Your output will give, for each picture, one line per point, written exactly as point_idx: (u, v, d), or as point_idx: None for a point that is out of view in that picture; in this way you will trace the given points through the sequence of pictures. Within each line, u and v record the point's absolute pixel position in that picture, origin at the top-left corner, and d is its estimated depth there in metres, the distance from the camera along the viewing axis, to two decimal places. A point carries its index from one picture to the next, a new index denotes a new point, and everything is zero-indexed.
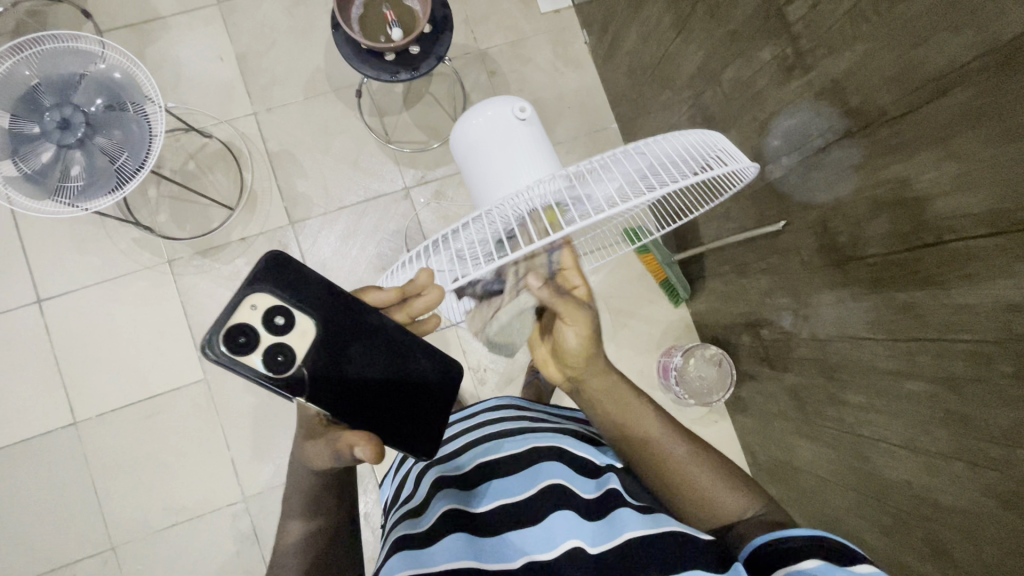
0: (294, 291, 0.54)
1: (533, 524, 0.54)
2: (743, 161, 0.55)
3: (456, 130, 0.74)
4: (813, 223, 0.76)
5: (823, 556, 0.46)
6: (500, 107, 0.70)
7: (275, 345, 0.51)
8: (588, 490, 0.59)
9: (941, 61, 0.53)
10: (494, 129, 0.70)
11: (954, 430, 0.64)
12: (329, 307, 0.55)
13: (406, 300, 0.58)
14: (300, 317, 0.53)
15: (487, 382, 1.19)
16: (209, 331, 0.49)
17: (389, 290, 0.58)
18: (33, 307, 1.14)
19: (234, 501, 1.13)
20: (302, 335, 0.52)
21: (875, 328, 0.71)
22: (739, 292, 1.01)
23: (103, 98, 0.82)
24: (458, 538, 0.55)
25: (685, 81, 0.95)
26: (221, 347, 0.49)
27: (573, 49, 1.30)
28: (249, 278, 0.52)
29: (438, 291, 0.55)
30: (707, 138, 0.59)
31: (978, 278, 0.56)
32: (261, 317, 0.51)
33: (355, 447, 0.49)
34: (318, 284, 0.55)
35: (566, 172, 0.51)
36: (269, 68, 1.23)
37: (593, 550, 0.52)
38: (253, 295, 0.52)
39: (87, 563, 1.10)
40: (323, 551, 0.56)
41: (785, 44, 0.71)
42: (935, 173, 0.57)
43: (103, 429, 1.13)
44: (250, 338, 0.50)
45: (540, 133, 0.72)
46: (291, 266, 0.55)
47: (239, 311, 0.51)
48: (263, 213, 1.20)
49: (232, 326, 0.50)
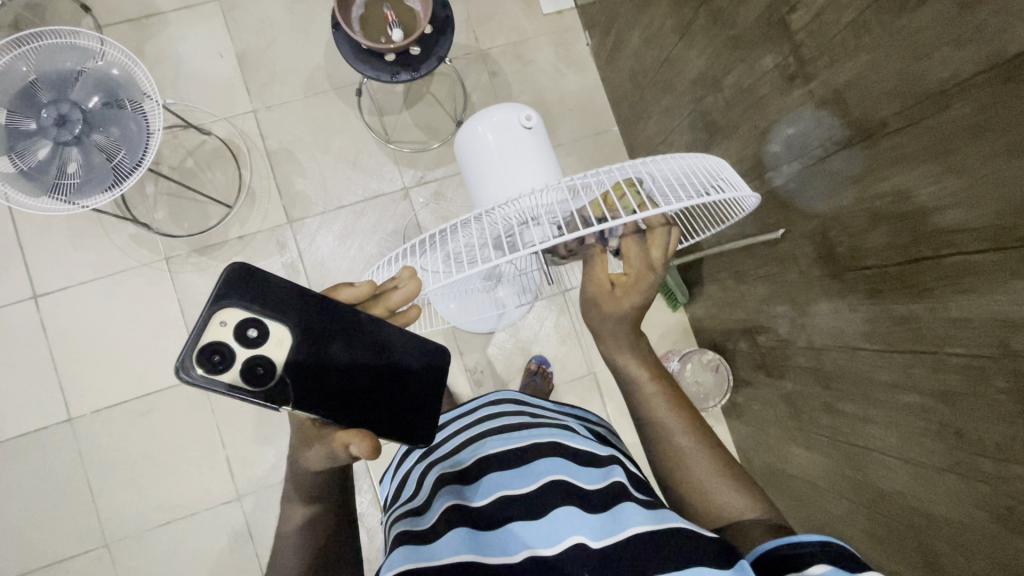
0: (260, 300, 0.53)
1: (537, 518, 0.54)
2: (744, 191, 0.54)
3: (460, 131, 0.73)
4: (812, 232, 0.76)
5: (830, 560, 0.45)
6: (506, 114, 0.70)
7: (253, 358, 0.51)
8: (591, 482, 0.59)
9: (943, 74, 0.53)
10: (501, 135, 0.70)
11: (948, 442, 0.64)
12: (302, 311, 0.54)
13: (381, 294, 0.57)
14: (273, 326, 0.52)
15: (484, 383, 1.19)
16: (183, 352, 0.49)
17: (362, 285, 0.56)
18: (29, 302, 1.14)
19: (229, 498, 1.13)
20: (278, 344, 0.52)
21: (870, 339, 0.71)
22: (736, 298, 1.01)
23: (100, 95, 0.81)
24: (460, 532, 0.55)
25: (687, 86, 0.95)
26: (197, 368, 0.49)
27: (576, 50, 1.29)
28: (213, 295, 0.51)
29: (415, 282, 0.55)
30: (714, 161, 0.57)
31: (975, 292, 0.56)
32: (232, 332, 0.51)
33: (350, 445, 0.48)
34: (286, 291, 0.54)
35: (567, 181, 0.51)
36: (269, 65, 1.22)
37: (595, 544, 0.51)
38: (221, 311, 0.51)
39: (81, 559, 1.10)
40: (321, 536, 0.55)
41: (787, 53, 0.71)
42: (934, 187, 0.56)
43: (97, 425, 1.13)
44: (225, 355, 0.50)
45: (543, 143, 0.72)
46: (256, 275, 0.53)
47: (209, 330, 0.50)
48: (261, 211, 1.19)
49: (205, 345, 0.50)
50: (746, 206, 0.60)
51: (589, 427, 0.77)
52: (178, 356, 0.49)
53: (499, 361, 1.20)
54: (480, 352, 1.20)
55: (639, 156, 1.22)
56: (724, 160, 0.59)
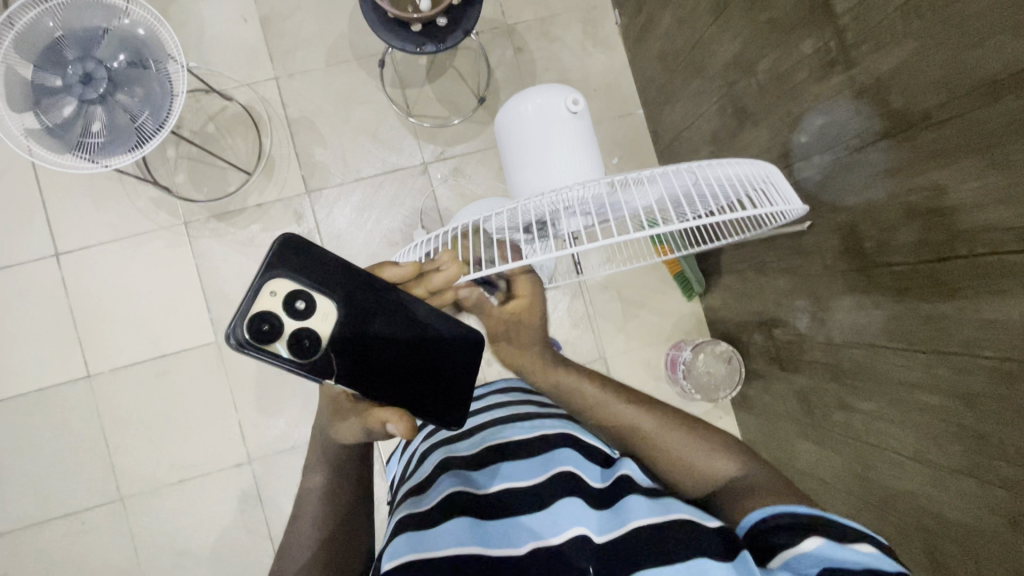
0: (309, 273, 0.53)
1: (541, 510, 0.55)
2: (792, 204, 0.54)
3: (505, 107, 0.72)
4: (839, 226, 0.74)
5: (823, 534, 0.48)
6: (555, 96, 0.68)
7: (299, 330, 0.51)
8: (597, 479, 0.60)
9: (996, 65, 0.51)
10: (545, 120, 0.68)
11: (966, 445, 0.63)
12: (347, 287, 0.53)
13: (425, 274, 0.55)
14: (319, 300, 0.52)
15: (494, 363, 1.19)
16: (234, 319, 0.50)
17: (405, 266, 0.54)
18: (51, 260, 1.15)
19: (240, 461, 1.15)
20: (323, 318, 0.52)
21: (893, 337, 0.70)
22: (755, 290, 1.00)
23: (126, 54, 0.81)
24: (462, 521, 0.55)
25: (718, 69, 0.92)
26: (246, 335, 0.50)
27: (604, 29, 1.26)
28: (264, 265, 0.51)
29: (456, 266, 0.52)
30: (763, 166, 0.56)
31: (1010, 294, 0.54)
32: (281, 304, 0.51)
33: (389, 423, 0.49)
34: (333, 265, 0.53)
35: (611, 178, 0.50)
36: (293, 31, 1.21)
37: (599, 539, 0.53)
38: (271, 281, 0.51)
39: (96, 511, 1.13)
40: (342, 508, 0.57)
41: (828, 37, 0.68)
42: (975, 183, 0.55)
43: (115, 384, 1.15)
44: (274, 326, 0.51)
45: (588, 129, 0.70)
46: (306, 247, 0.53)
47: (259, 299, 0.51)
48: (280, 180, 1.19)
49: (254, 315, 0.50)
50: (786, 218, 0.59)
51: None
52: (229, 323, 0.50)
53: None
54: None
55: (663, 141, 1.19)
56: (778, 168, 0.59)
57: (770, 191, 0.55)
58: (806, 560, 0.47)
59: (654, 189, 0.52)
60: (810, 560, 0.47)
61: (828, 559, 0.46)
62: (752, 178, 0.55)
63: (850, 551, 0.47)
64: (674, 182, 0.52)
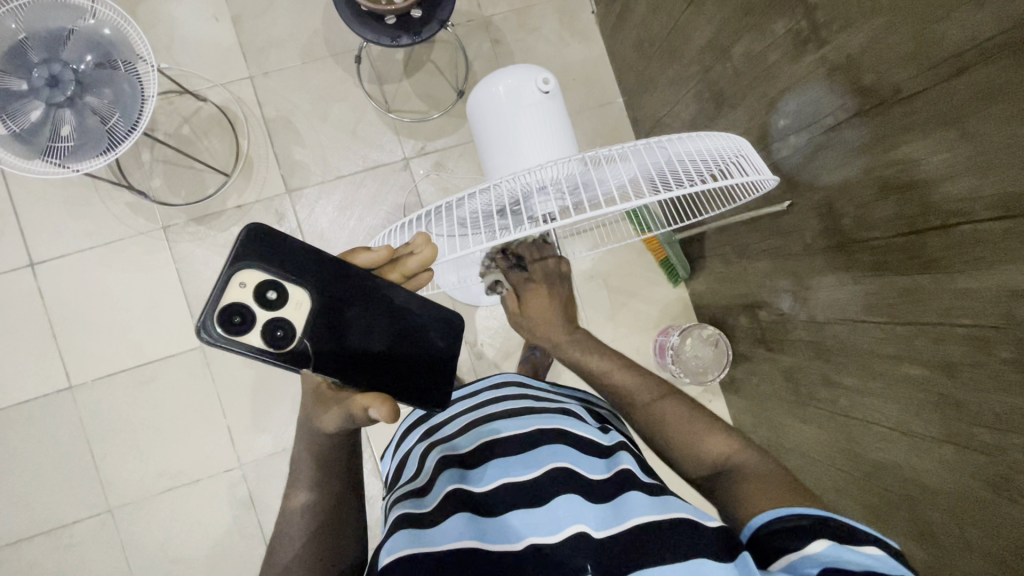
0: (279, 264, 0.52)
1: (538, 507, 0.54)
2: (766, 171, 0.56)
3: (475, 90, 0.71)
4: (818, 204, 0.75)
5: (829, 536, 0.46)
6: (523, 77, 0.68)
7: (273, 320, 0.51)
8: (596, 472, 0.59)
9: (962, 36, 0.51)
10: (514, 103, 0.68)
11: (946, 414, 0.65)
12: (319, 275, 0.53)
13: (398, 259, 0.56)
14: (292, 290, 0.52)
15: (484, 357, 1.19)
16: (203, 313, 0.49)
17: (377, 251, 0.54)
18: (26, 270, 1.13)
19: (230, 467, 1.14)
20: (296, 307, 0.52)
21: (872, 312, 0.71)
22: (739, 273, 1.01)
23: (93, 55, 0.79)
24: (463, 517, 0.55)
25: (695, 54, 0.92)
26: (217, 328, 0.49)
27: (581, 19, 1.26)
28: (232, 257, 0.51)
29: (429, 248, 0.53)
30: (737, 138, 0.58)
31: (982, 264, 0.56)
32: (252, 295, 0.50)
33: (372, 409, 0.46)
34: (304, 254, 0.53)
35: (583, 156, 0.52)
36: (266, 29, 1.19)
37: (597, 534, 0.52)
38: (240, 273, 0.51)
39: (84, 524, 1.11)
40: (331, 500, 0.56)
41: (800, 17, 0.69)
42: (945, 155, 0.56)
43: (98, 394, 1.13)
44: (246, 317, 0.50)
45: (560, 109, 0.70)
46: (274, 238, 0.52)
47: (229, 291, 0.50)
48: (259, 181, 1.18)
49: (225, 307, 0.49)
50: (763, 186, 0.61)
51: (587, 406, 0.77)
52: (199, 317, 0.49)
53: (499, 336, 1.19)
54: (480, 326, 1.19)
55: (643, 129, 1.19)
56: (746, 137, 0.61)
57: (743, 163, 0.57)
58: (807, 560, 0.46)
59: (628, 167, 0.54)
60: (810, 560, 0.45)
61: (832, 560, 0.45)
62: (725, 152, 0.56)
63: (856, 552, 0.45)
64: (647, 158, 0.54)
